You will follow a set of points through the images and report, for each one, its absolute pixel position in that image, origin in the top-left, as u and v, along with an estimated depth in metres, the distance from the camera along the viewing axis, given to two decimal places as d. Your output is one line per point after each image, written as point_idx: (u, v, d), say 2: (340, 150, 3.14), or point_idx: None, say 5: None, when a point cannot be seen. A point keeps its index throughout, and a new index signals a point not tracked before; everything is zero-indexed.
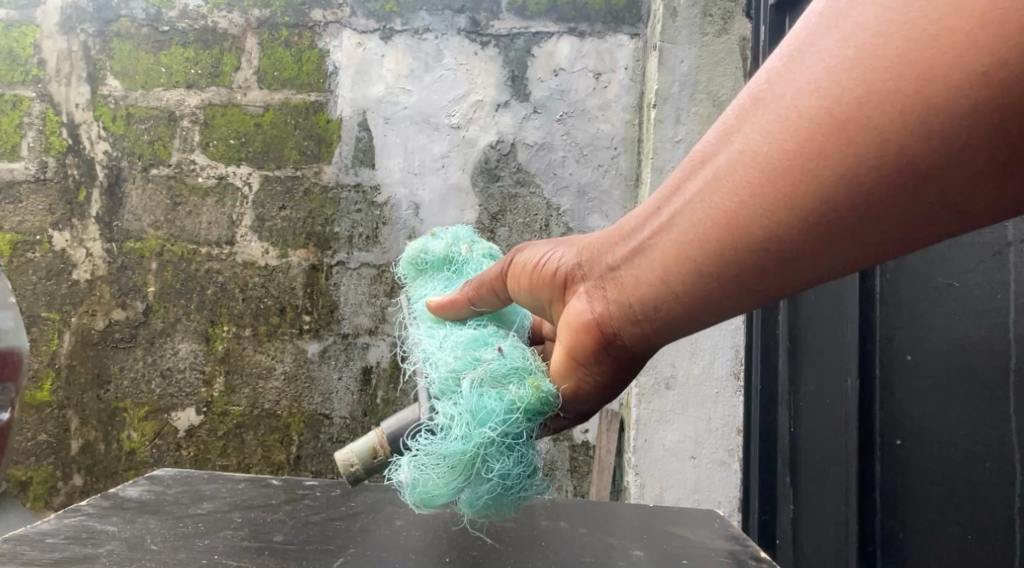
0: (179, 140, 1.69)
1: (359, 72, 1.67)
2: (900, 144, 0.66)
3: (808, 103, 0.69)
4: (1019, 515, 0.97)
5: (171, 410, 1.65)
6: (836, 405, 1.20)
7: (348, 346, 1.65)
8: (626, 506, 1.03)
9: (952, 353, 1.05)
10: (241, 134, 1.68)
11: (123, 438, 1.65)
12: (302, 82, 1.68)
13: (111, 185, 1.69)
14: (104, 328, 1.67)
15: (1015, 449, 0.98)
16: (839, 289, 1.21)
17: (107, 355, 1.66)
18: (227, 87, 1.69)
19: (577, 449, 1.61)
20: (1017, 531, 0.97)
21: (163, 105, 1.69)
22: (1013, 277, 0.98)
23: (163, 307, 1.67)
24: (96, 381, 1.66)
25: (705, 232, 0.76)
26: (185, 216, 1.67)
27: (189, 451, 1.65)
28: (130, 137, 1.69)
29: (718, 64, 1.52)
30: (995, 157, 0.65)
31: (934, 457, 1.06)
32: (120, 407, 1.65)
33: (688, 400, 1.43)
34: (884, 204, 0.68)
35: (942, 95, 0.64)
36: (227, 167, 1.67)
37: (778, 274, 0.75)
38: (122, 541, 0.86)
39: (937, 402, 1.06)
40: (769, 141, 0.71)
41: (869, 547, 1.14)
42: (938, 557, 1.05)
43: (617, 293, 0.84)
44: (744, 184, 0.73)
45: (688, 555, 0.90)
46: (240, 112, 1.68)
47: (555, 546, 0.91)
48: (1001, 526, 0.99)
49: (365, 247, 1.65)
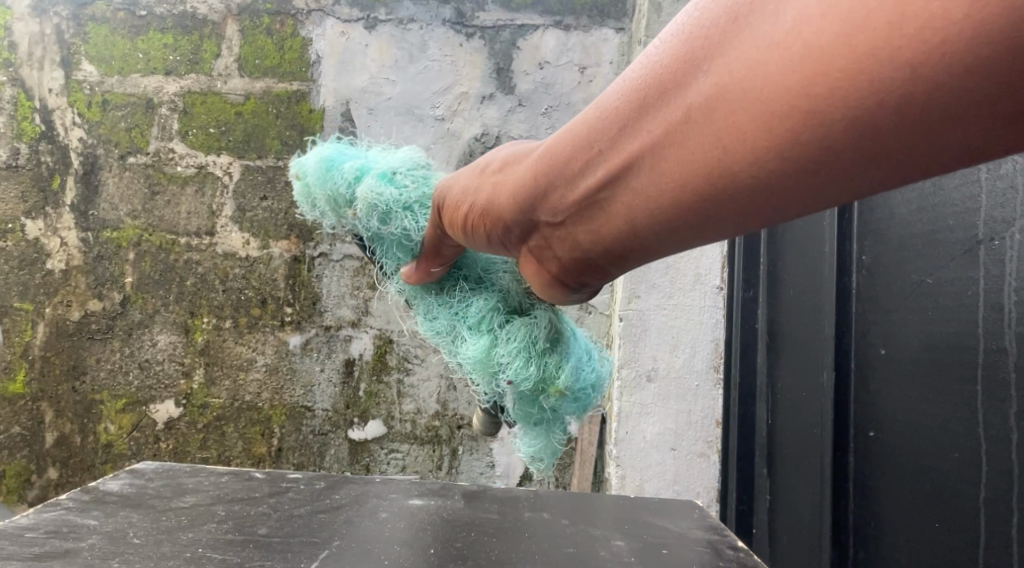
0: (156, 127, 1.68)
1: (342, 62, 1.67)
2: (879, 96, 0.56)
3: (790, 33, 0.59)
4: (983, 505, 0.95)
5: (149, 403, 1.65)
6: (813, 400, 1.23)
7: (330, 339, 1.64)
8: (607, 495, 1.05)
9: (924, 348, 1.05)
10: (222, 123, 1.67)
11: (100, 430, 1.66)
12: (285, 71, 1.67)
13: (86, 173, 1.68)
14: (80, 319, 1.66)
15: (980, 441, 0.96)
16: (817, 286, 1.24)
17: (83, 346, 1.66)
18: (207, 74, 1.68)
19: (559, 441, 1.63)
20: (982, 519, 0.95)
21: (141, 91, 1.68)
22: (982, 275, 0.97)
23: (142, 297, 1.66)
24: (72, 372, 1.66)
25: (670, 167, 0.68)
26: (164, 205, 1.67)
27: (168, 443, 1.65)
28: (106, 124, 1.68)
29: None
30: (997, 109, 0.54)
31: (904, 450, 1.06)
32: (96, 399, 1.65)
33: (669, 393, 1.43)
34: (853, 154, 0.59)
35: (933, 49, 0.54)
36: (207, 156, 1.67)
37: (738, 213, 0.67)
38: (104, 535, 0.86)
39: (910, 394, 1.06)
40: (745, 73, 0.61)
41: (843, 536, 1.16)
42: (906, 546, 1.05)
43: (577, 224, 0.80)
44: (715, 119, 0.64)
45: (668, 546, 0.91)
46: (221, 100, 1.67)
47: (532, 537, 0.91)
48: (964, 516, 0.97)
49: (348, 239, 1.65)
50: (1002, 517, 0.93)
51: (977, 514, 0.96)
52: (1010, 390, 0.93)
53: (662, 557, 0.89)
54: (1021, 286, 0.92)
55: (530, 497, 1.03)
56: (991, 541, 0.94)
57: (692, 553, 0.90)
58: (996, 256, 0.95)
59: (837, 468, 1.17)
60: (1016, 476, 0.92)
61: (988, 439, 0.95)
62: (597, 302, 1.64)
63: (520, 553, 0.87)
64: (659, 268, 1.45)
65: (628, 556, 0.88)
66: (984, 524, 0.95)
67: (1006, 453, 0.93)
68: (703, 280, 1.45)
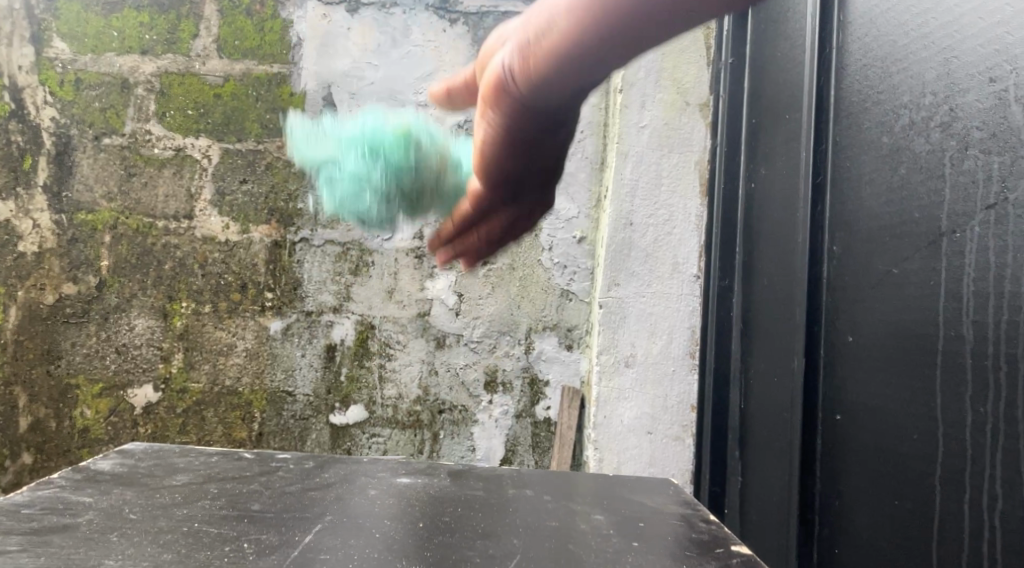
0: (133, 109, 1.69)
1: (323, 45, 1.69)
2: None
3: None
4: (939, 484, 1.00)
5: (126, 387, 1.66)
6: (784, 385, 1.27)
7: (311, 324, 1.66)
8: (587, 473, 1.09)
9: (888, 335, 1.09)
10: (200, 105, 1.69)
11: (75, 415, 1.65)
12: (265, 53, 1.69)
13: (59, 153, 1.68)
14: (54, 303, 1.66)
15: (939, 424, 1.00)
16: (789, 276, 1.28)
17: (58, 330, 1.66)
18: (185, 55, 1.69)
19: (539, 425, 1.67)
20: (937, 497, 1.00)
21: (115, 71, 1.69)
22: (944, 265, 1.01)
23: (117, 281, 1.67)
24: (47, 357, 1.66)
25: None
26: (141, 187, 1.68)
27: (146, 428, 1.66)
28: (80, 103, 1.69)
29: (683, 52, 1.60)
30: None
31: (868, 433, 1.11)
32: (72, 384, 1.66)
33: (647, 378, 1.54)
34: None
35: None
36: (185, 138, 1.68)
37: None
38: (100, 510, 0.89)
39: (876, 379, 1.11)
40: None
41: (809, 515, 1.20)
42: (869, 524, 1.10)
43: None
44: None
45: (645, 519, 0.95)
46: (199, 82, 1.69)
47: (517, 511, 0.95)
48: (921, 494, 1.02)
49: (329, 224, 1.67)
50: (958, 494, 0.98)
51: (935, 493, 1.01)
52: (967, 374, 0.97)
53: (638, 528, 0.92)
54: (979, 276, 0.97)
55: (513, 475, 1.07)
56: (947, 518, 0.99)
57: (667, 525, 0.93)
58: (957, 248, 1.00)
59: (806, 449, 1.21)
60: (971, 456, 0.96)
61: (946, 421, 1.00)
62: (576, 290, 1.68)
63: (505, 525, 0.90)
64: (639, 258, 1.57)
65: (606, 528, 0.91)
66: (941, 502, 1.00)
67: (962, 434, 0.98)
68: (680, 269, 1.56)
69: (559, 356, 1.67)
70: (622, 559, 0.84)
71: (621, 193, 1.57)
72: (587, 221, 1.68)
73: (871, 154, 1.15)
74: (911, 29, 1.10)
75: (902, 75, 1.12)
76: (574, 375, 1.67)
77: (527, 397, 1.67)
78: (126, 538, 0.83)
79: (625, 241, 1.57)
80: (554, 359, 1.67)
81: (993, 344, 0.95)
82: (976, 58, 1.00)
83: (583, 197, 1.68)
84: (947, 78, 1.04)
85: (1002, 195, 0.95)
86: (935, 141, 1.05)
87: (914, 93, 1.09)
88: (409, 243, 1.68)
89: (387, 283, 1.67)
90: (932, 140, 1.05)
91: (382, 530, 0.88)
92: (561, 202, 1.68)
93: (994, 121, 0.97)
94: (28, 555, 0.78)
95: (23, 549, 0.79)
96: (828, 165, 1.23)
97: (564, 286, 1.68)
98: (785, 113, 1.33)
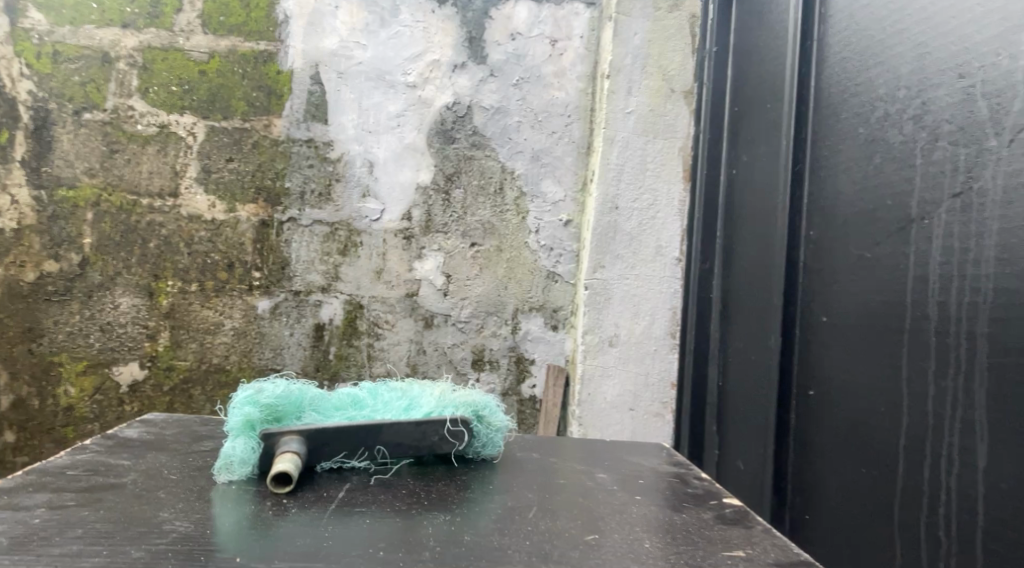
0: (114, 83, 1.66)
1: (311, 23, 1.70)
2: None
3: None
4: (902, 451, 1.06)
5: (111, 365, 1.65)
6: (762, 362, 1.34)
7: (299, 304, 1.69)
8: (576, 440, 1.13)
9: (859, 316, 1.15)
10: (184, 82, 1.68)
11: (59, 394, 1.64)
12: (251, 30, 1.69)
13: (38, 128, 1.65)
14: (35, 281, 1.64)
15: (902, 396, 1.07)
16: (768, 259, 1.35)
17: (38, 308, 1.64)
18: (168, 29, 1.68)
19: (524, 403, 1.73)
20: (899, 465, 1.06)
21: (95, 44, 1.66)
22: (912, 251, 1.07)
23: (101, 258, 1.65)
24: (28, 334, 1.64)
25: None
26: (123, 164, 1.66)
27: (132, 406, 1.65)
28: (58, 76, 1.66)
29: (668, 39, 1.64)
30: None
31: (838, 405, 1.18)
32: (55, 361, 1.64)
33: (630, 357, 1.60)
34: None
35: None
36: (170, 115, 1.67)
37: None
38: (140, 472, 0.88)
39: (846, 356, 1.17)
40: None
41: (782, 484, 1.28)
42: (836, 492, 1.17)
43: None
44: None
45: (644, 475, 0.97)
46: (183, 57, 1.68)
47: (526, 471, 0.96)
48: (883, 462, 1.09)
49: (317, 204, 1.69)
50: (919, 462, 1.04)
51: (897, 460, 1.07)
52: (930, 350, 1.03)
53: (638, 483, 0.93)
54: (945, 260, 1.03)
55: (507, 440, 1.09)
56: (908, 483, 1.05)
57: (663, 480, 0.95)
58: (925, 234, 1.05)
59: (780, 422, 1.29)
60: (931, 425, 1.02)
61: (909, 395, 1.06)
62: (562, 272, 1.73)
63: (517, 480, 0.92)
64: (624, 240, 1.61)
65: (612, 483, 0.93)
66: (903, 469, 1.06)
67: (924, 406, 1.03)
68: (663, 252, 1.62)
69: (545, 336, 1.73)
70: (629, 507, 0.85)
71: (609, 177, 1.62)
72: (573, 205, 1.73)
73: (849, 144, 1.21)
74: (888, 25, 1.15)
75: (878, 68, 1.17)
76: (560, 354, 1.73)
77: (514, 375, 1.73)
78: (172, 495, 0.82)
79: (611, 225, 1.62)
80: (539, 338, 1.73)
81: (955, 324, 1.01)
82: (947, 54, 1.05)
83: (570, 180, 1.74)
84: (921, 72, 1.09)
85: (968, 184, 1.01)
86: (907, 133, 1.10)
87: (889, 87, 1.14)
88: (397, 224, 1.71)
89: (375, 263, 1.70)
90: (905, 131, 1.11)
91: (385, 479, 0.90)
92: (548, 185, 1.73)
93: (963, 115, 1.02)
94: (85, 509, 0.77)
95: (79, 504, 0.79)
96: (807, 154, 1.29)
97: (551, 268, 1.73)
98: (767, 102, 1.38)
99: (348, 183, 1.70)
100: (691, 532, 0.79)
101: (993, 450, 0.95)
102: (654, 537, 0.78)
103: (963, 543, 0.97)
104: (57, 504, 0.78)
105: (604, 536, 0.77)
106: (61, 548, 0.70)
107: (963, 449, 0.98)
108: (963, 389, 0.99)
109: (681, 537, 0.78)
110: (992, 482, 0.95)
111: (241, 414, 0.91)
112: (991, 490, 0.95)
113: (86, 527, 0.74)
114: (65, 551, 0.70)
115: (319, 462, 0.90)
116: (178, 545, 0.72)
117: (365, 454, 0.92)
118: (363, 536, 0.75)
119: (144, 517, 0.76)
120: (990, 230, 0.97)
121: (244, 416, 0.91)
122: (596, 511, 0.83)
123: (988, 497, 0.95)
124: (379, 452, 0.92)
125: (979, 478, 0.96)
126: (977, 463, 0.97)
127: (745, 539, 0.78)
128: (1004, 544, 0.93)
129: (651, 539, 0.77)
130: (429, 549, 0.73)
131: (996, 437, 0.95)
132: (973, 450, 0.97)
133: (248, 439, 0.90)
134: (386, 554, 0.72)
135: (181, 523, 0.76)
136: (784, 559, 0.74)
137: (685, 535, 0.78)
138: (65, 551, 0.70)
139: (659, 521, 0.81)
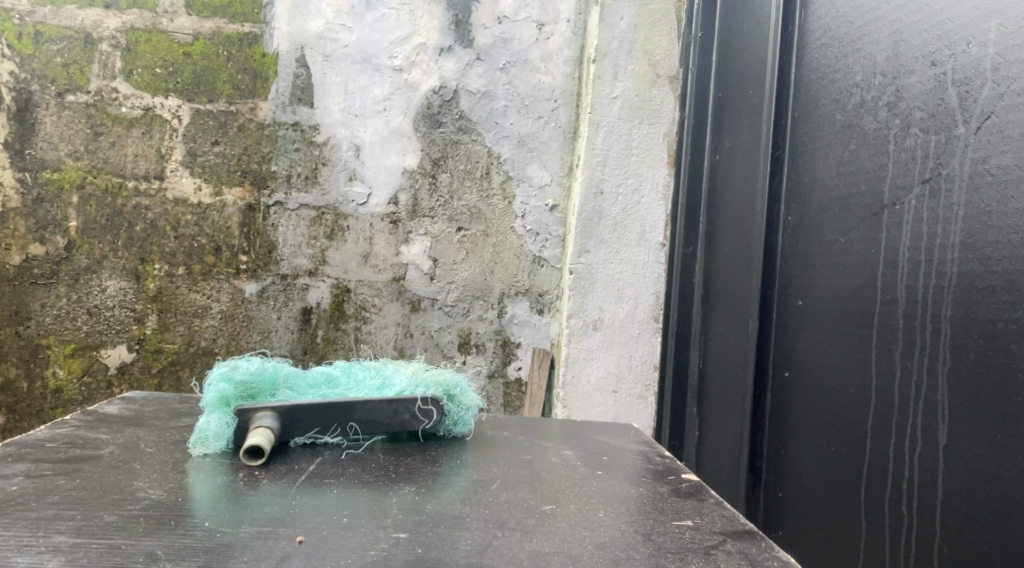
0: (97, 65, 1.66)
1: (297, 6, 1.70)
2: None
3: None
4: (870, 429, 1.09)
5: (100, 348, 1.66)
6: (740, 345, 1.36)
7: (287, 288, 1.69)
8: (554, 420, 1.15)
9: (832, 299, 1.18)
10: (169, 64, 1.68)
11: (47, 375, 1.65)
12: (235, 11, 1.69)
13: (21, 110, 1.64)
14: (21, 264, 1.64)
15: (872, 378, 1.09)
16: (747, 243, 1.37)
17: (25, 290, 1.64)
18: (151, 11, 1.67)
19: (510, 386, 1.75)
20: (868, 443, 1.09)
21: (77, 24, 1.66)
22: (883, 234, 1.10)
23: (88, 242, 1.65)
24: (15, 318, 1.64)
25: None
26: (108, 146, 1.66)
27: (121, 388, 1.66)
28: (39, 57, 1.65)
29: (654, 23, 1.65)
30: None
31: (812, 387, 1.20)
32: (43, 344, 1.64)
33: (613, 339, 1.63)
34: None
35: None
36: (154, 98, 1.67)
37: None
38: (118, 445, 0.89)
39: (819, 339, 1.20)
40: None
41: (757, 463, 1.31)
42: (807, 470, 1.20)
43: None
44: None
45: (608, 453, 0.99)
46: (168, 39, 1.68)
47: (496, 448, 0.98)
48: (852, 440, 1.12)
49: (304, 187, 1.70)
50: (884, 441, 1.06)
51: (866, 439, 1.09)
52: (897, 333, 1.06)
53: (602, 460, 0.95)
54: (913, 244, 1.05)
55: (489, 420, 1.12)
56: (874, 461, 1.08)
57: (627, 457, 0.97)
58: (896, 219, 1.08)
59: (755, 405, 1.32)
60: (897, 405, 1.05)
61: (879, 376, 1.08)
62: (548, 257, 1.74)
63: (486, 456, 0.94)
64: (608, 225, 1.64)
65: (577, 460, 0.95)
66: (869, 448, 1.08)
67: (891, 387, 1.06)
68: (647, 237, 1.63)
69: (530, 320, 1.75)
70: (588, 481, 0.87)
71: (594, 163, 1.63)
72: (558, 189, 1.75)
73: (826, 130, 1.22)
74: (865, 12, 1.17)
75: (856, 55, 1.18)
76: (545, 338, 1.75)
77: (499, 358, 1.75)
78: (148, 466, 0.84)
79: (596, 210, 1.63)
80: (525, 322, 1.75)
81: (921, 307, 1.03)
82: (921, 42, 1.07)
83: (555, 164, 1.75)
84: (895, 60, 1.11)
85: (936, 171, 1.02)
86: (882, 119, 1.12)
87: (866, 73, 1.16)
88: (384, 208, 1.72)
89: (363, 247, 1.71)
90: (879, 118, 1.13)
91: (355, 454, 0.91)
92: (534, 169, 1.74)
93: (933, 102, 1.04)
94: (62, 478, 0.79)
95: (56, 473, 0.80)
96: (787, 140, 1.31)
97: (537, 252, 1.74)
98: (750, 88, 1.40)
99: (335, 167, 1.71)
100: (647, 503, 0.81)
101: (954, 428, 0.97)
102: (608, 507, 0.80)
103: (923, 520, 1.00)
104: (35, 473, 0.80)
105: (561, 506, 0.79)
106: (36, 512, 0.71)
107: (926, 428, 1.01)
108: (926, 370, 1.01)
109: (636, 508, 0.80)
110: (952, 459, 0.97)
111: (214, 392, 0.94)
112: (951, 467, 0.97)
113: (61, 494, 0.75)
114: (40, 515, 0.71)
115: (293, 438, 0.92)
116: (150, 511, 0.73)
117: (338, 430, 0.94)
118: (331, 504, 0.77)
119: (119, 485, 0.78)
120: (955, 216, 0.99)
121: (219, 393, 0.93)
122: (556, 484, 0.85)
123: (947, 473, 0.98)
124: (351, 428, 0.94)
125: (940, 455, 0.99)
126: (939, 442, 0.99)
127: (696, 510, 0.80)
128: (961, 519, 0.96)
129: (606, 508, 0.79)
130: (393, 516, 0.75)
131: (956, 417, 0.97)
132: (935, 429, 1.00)
133: (223, 414, 0.93)
134: (349, 520, 0.74)
135: (154, 491, 0.77)
136: (730, 528, 0.76)
137: (640, 506, 0.80)
138: (40, 514, 0.71)
139: (617, 494, 0.83)
